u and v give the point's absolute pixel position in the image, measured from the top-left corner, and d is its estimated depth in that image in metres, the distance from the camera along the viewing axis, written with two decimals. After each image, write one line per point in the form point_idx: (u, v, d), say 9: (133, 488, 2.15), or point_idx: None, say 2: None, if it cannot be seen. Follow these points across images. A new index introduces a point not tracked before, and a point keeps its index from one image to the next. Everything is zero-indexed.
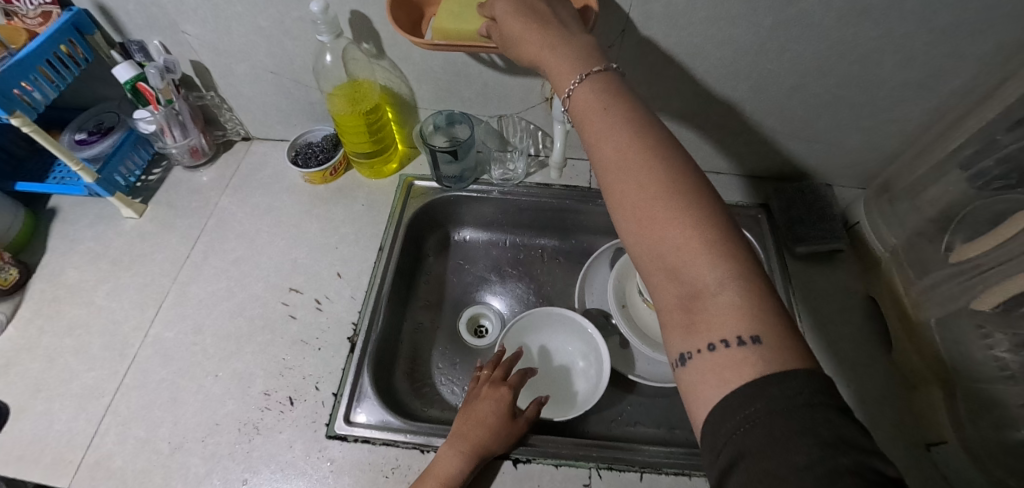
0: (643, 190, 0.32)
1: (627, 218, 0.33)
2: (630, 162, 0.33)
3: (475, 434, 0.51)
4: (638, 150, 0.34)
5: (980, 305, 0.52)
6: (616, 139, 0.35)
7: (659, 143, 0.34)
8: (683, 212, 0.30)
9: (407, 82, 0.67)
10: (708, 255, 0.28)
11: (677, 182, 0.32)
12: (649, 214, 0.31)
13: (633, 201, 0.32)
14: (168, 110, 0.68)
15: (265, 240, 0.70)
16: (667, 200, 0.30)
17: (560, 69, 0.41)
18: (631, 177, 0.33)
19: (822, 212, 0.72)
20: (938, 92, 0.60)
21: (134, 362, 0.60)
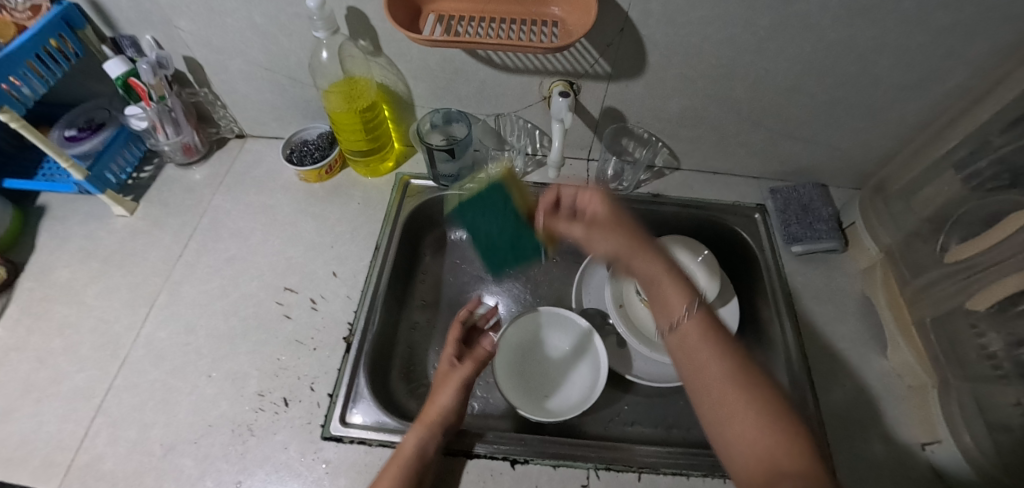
0: (731, 387, 0.38)
1: (714, 405, 0.38)
2: (711, 349, 0.41)
3: (431, 414, 0.52)
4: (716, 342, 0.41)
5: (976, 305, 0.53)
6: (703, 351, 0.41)
7: (728, 342, 0.42)
8: (763, 413, 0.36)
9: (404, 80, 0.66)
10: (780, 455, 0.33)
11: (759, 390, 0.37)
12: (727, 398, 0.38)
13: (720, 400, 0.38)
14: (161, 106, 0.67)
15: (260, 238, 0.69)
16: (748, 410, 0.36)
17: (672, 291, 0.47)
18: (707, 352, 0.41)
19: (817, 212, 0.72)
20: (933, 94, 0.60)
21: (125, 363, 0.59)
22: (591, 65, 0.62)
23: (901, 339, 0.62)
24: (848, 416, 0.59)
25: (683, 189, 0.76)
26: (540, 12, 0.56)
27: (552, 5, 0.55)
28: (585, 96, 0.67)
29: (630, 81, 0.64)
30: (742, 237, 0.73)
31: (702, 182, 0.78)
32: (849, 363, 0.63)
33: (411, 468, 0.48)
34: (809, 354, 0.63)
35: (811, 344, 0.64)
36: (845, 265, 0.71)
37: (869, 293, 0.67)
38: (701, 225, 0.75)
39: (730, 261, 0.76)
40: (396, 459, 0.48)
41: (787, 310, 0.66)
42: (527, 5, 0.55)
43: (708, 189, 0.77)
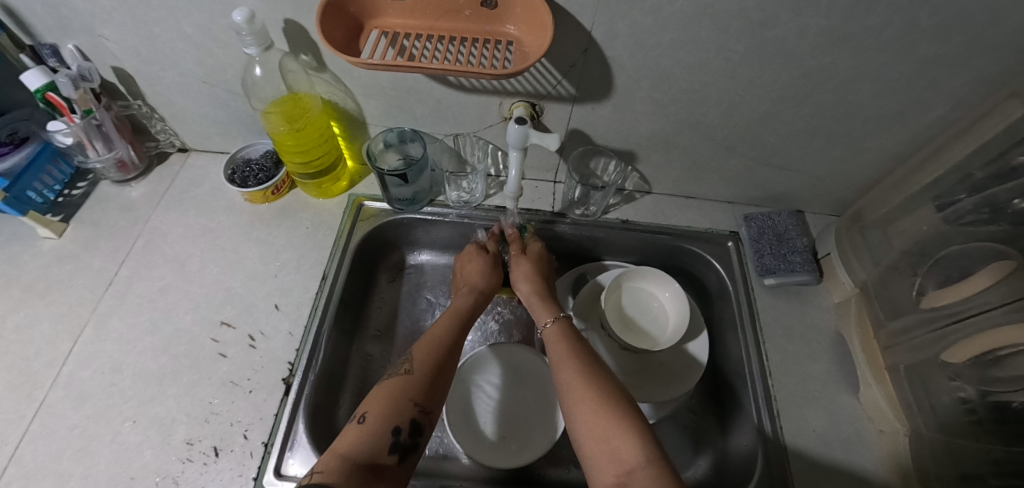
0: (579, 375, 0.45)
1: (570, 409, 0.44)
2: (566, 351, 0.49)
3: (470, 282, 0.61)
4: (571, 350, 0.49)
5: (951, 357, 0.51)
6: (568, 369, 0.47)
7: (584, 349, 0.50)
8: (601, 399, 0.42)
9: (353, 96, 0.61)
10: (620, 450, 0.37)
11: (598, 384, 0.44)
12: (578, 387, 0.44)
13: (568, 388, 0.45)
14: (88, 121, 0.61)
15: (197, 266, 0.65)
16: (593, 402, 0.42)
17: (543, 312, 0.57)
18: (560, 354, 0.49)
19: (791, 242, 0.69)
20: (913, 125, 0.57)
21: (43, 407, 0.54)
22: (554, 87, 0.57)
23: (874, 382, 0.59)
24: (819, 465, 0.55)
25: (654, 215, 0.73)
26: (494, 30, 0.50)
27: (507, 23, 0.50)
28: (549, 119, 0.62)
29: (595, 104, 0.59)
30: (714, 267, 0.69)
31: (674, 206, 0.74)
32: (821, 404, 0.59)
33: (460, 316, 0.55)
34: (779, 396, 0.60)
35: (783, 385, 0.60)
36: (820, 298, 0.68)
37: (842, 330, 0.64)
38: (672, 253, 0.72)
39: (699, 290, 0.73)
40: (446, 313, 0.56)
41: (758, 348, 0.62)
42: (480, 22, 0.50)
43: (678, 214, 0.73)
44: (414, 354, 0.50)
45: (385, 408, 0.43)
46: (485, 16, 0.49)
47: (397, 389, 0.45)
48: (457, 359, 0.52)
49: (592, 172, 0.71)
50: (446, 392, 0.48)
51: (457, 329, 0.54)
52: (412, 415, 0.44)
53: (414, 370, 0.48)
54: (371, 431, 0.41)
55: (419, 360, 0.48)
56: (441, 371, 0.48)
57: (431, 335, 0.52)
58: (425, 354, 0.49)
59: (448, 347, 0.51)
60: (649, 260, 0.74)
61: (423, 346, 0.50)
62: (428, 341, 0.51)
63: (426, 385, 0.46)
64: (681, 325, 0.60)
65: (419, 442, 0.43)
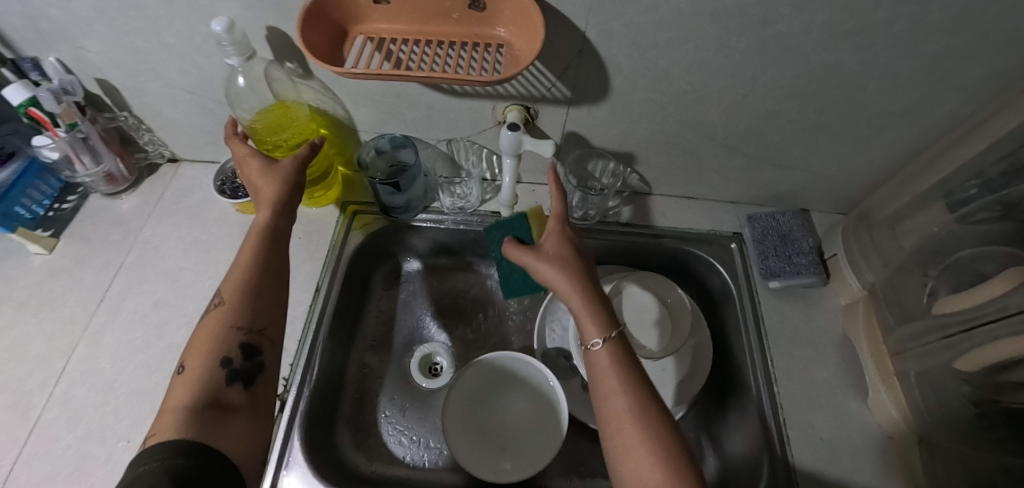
0: (631, 417, 0.38)
1: (615, 449, 0.38)
2: (617, 380, 0.41)
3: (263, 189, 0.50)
4: (622, 371, 0.42)
5: (964, 365, 0.49)
6: (620, 405, 0.39)
7: (636, 370, 0.42)
8: (657, 453, 0.36)
9: (342, 103, 0.60)
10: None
11: (653, 419, 0.38)
12: (627, 422, 0.38)
13: (617, 425, 0.39)
14: (73, 135, 0.60)
15: (189, 280, 0.64)
16: (649, 455, 0.36)
17: (587, 317, 0.46)
18: (608, 380, 0.41)
19: (797, 243, 0.67)
20: (924, 121, 0.55)
21: (36, 428, 0.53)
22: (548, 89, 0.55)
23: (883, 387, 0.56)
24: (829, 475, 0.54)
25: (654, 217, 0.71)
26: (484, 33, 0.48)
27: (497, 25, 0.47)
28: (544, 122, 0.60)
29: (592, 106, 0.57)
30: (716, 270, 0.67)
31: (675, 208, 0.72)
32: (829, 411, 0.58)
33: (269, 235, 0.49)
34: (786, 404, 0.58)
35: (789, 392, 0.59)
36: (827, 301, 0.66)
37: (850, 334, 0.62)
38: (673, 256, 0.70)
39: (702, 293, 0.71)
40: (251, 234, 0.49)
41: (764, 354, 0.61)
42: (468, 25, 0.48)
43: (679, 216, 0.71)
44: (223, 286, 0.45)
45: (213, 349, 0.41)
46: (474, 19, 0.47)
47: (213, 336, 0.42)
48: (283, 264, 0.48)
49: (590, 174, 0.69)
50: (279, 305, 0.46)
51: (268, 244, 0.48)
52: (239, 341, 0.42)
53: (226, 300, 0.44)
54: (198, 375, 0.39)
55: (227, 289, 0.45)
56: (260, 293, 0.45)
57: (241, 261, 0.47)
58: (234, 289, 0.44)
59: (259, 266, 0.46)
60: (650, 264, 0.72)
61: (230, 279, 0.45)
62: (238, 270, 0.46)
63: (248, 308, 0.44)
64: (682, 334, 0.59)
65: (259, 362, 0.42)
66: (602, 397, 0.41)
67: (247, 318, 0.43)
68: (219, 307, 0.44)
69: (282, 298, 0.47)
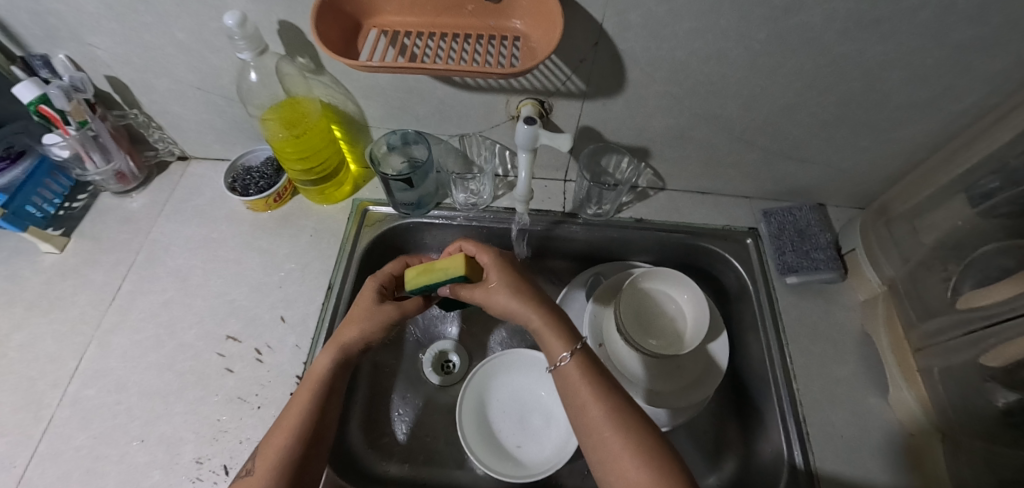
0: (608, 423, 0.40)
1: (597, 458, 0.40)
2: (590, 390, 0.43)
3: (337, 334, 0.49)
4: (593, 384, 0.43)
5: (991, 361, 0.48)
6: (596, 412, 0.41)
7: (609, 384, 0.44)
8: (638, 451, 0.38)
9: (354, 99, 0.59)
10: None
11: (629, 423, 0.40)
12: (609, 434, 0.40)
13: (597, 435, 0.40)
14: (83, 132, 0.60)
15: (200, 279, 0.63)
16: (632, 454, 0.38)
17: (552, 338, 0.47)
18: (584, 393, 0.43)
19: (814, 239, 0.66)
20: (946, 112, 0.54)
21: (50, 428, 0.53)
22: (563, 83, 0.54)
23: (904, 384, 0.56)
24: (850, 473, 0.53)
25: (668, 212, 0.70)
26: (499, 25, 0.48)
27: (513, 17, 0.47)
28: (558, 116, 0.60)
29: (607, 100, 0.56)
30: (732, 265, 0.66)
31: (689, 203, 0.71)
32: (849, 409, 0.57)
33: (321, 388, 0.46)
34: (805, 400, 0.57)
35: (808, 389, 0.58)
36: (846, 296, 0.65)
37: (869, 330, 0.61)
38: (688, 252, 0.69)
39: (717, 290, 0.70)
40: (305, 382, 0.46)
41: (783, 350, 0.60)
42: (483, 17, 0.47)
43: (694, 211, 0.70)
44: (260, 450, 0.42)
45: (266, 480, 0.40)
46: (489, 11, 0.46)
47: (263, 476, 0.40)
48: (331, 407, 0.46)
49: (603, 169, 0.68)
50: (329, 412, 0.45)
51: (317, 403, 0.45)
52: (292, 453, 0.41)
53: (257, 469, 0.41)
54: (258, 486, 0.39)
55: (280, 432, 0.43)
56: (319, 419, 0.44)
57: (297, 399, 0.45)
58: (293, 420, 0.43)
59: (320, 396, 0.45)
60: (664, 259, 0.71)
61: (271, 439, 0.42)
62: (298, 402, 0.45)
63: (292, 454, 0.41)
64: (700, 330, 0.59)
65: (311, 462, 0.42)
66: (579, 412, 0.43)
67: (296, 459, 0.41)
68: (275, 433, 0.43)
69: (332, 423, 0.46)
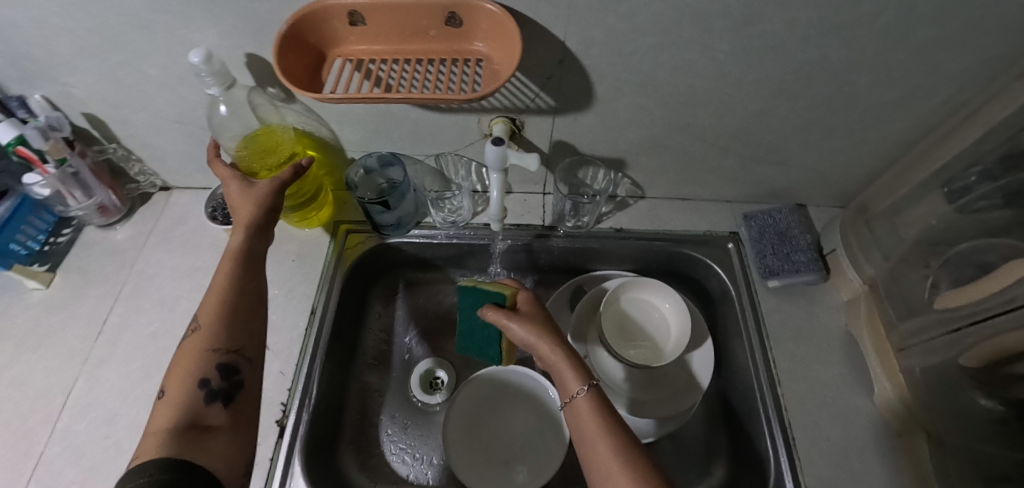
0: (617, 461, 0.37)
1: None
2: (599, 428, 0.40)
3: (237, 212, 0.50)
4: (603, 424, 0.40)
5: (970, 361, 0.48)
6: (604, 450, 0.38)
7: (622, 426, 0.41)
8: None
9: (327, 125, 0.59)
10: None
11: (637, 463, 0.37)
12: (614, 472, 0.37)
13: (605, 475, 0.37)
14: (63, 170, 0.61)
15: (185, 308, 0.64)
16: None
17: (565, 370, 0.46)
18: (591, 429, 0.41)
19: (795, 241, 0.66)
20: (916, 111, 0.54)
21: (40, 464, 0.53)
22: (532, 100, 0.55)
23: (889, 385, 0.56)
24: (839, 477, 0.53)
25: (649, 220, 0.70)
26: (463, 49, 0.48)
27: (475, 40, 0.47)
28: (531, 132, 0.60)
29: (579, 114, 0.57)
30: (715, 271, 0.66)
31: (670, 210, 0.71)
32: (836, 411, 0.57)
33: (240, 258, 0.48)
34: (791, 404, 0.57)
35: (794, 392, 0.58)
36: (829, 297, 0.65)
37: (853, 330, 0.61)
38: (671, 259, 0.69)
39: (701, 295, 0.70)
40: (223, 258, 0.48)
41: (766, 355, 0.60)
42: (446, 42, 0.48)
43: (674, 218, 0.70)
44: (199, 313, 0.44)
45: (212, 326, 0.43)
46: (453, 35, 0.47)
47: (208, 327, 0.43)
48: (260, 272, 0.49)
49: (581, 181, 0.68)
50: (258, 317, 0.46)
51: (238, 268, 0.47)
52: (218, 359, 0.42)
53: (201, 323, 0.43)
54: (178, 399, 0.39)
55: (205, 314, 0.44)
56: (248, 273, 0.48)
57: (220, 271, 0.47)
58: (224, 280, 0.46)
59: (245, 257, 0.49)
60: (647, 267, 0.71)
61: (201, 317, 0.44)
62: (221, 272, 0.47)
63: (224, 327, 0.43)
64: (684, 335, 0.58)
65: (239, 381, 0.42)
66: (586, 451, 0.40)
67: (230, 306, 0.45)
68: (205, 302, 0.45)
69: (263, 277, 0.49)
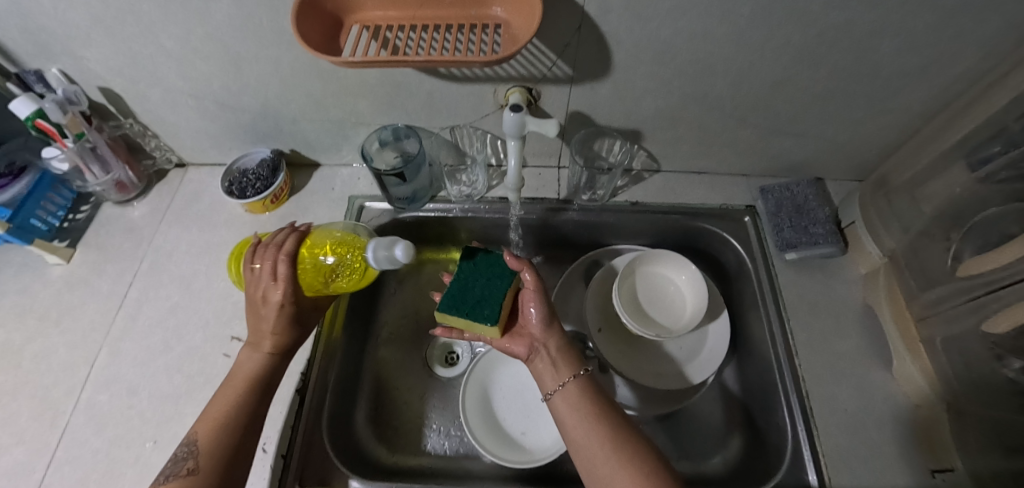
0: (606, 439, 0.43)
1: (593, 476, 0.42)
2: (583, 415, 0.46)
3: (259, 330, 0.50)
4: (590, 407, 0.46)
5: (993, 328, 0.47)
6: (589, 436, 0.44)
7: (608, 406, 0.47)
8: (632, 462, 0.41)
9: (342, 98, 0.59)
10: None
11: (623, 437, 0.43)
12: (599, 449, 0.43)
13: (595, 457, 0.43)
14: (80, 144, 0.61)
15: (203, 283, 0.64)
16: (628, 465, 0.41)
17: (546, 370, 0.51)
18: (577, 415, 0.46)
19: (813, 214, 0.65)
20: (942, 79, 0.53)
21: (66, 433, 0.55)
22: (549, 69, 0.54)
23: (908, 356, 0.56)
24: (856, 447, 0.53)
25: (664, 194, 0.69)
26: (480, 14, 0.47)
27: (493, 5, 0.46)
28: (547, 104, 0.59)
29: (595, 84, 0.56)
30: (731, 245, 0.66)
31: (686, 184, 0.71)
32: (853, 383, 0.57)
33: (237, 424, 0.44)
34: (808, 376, 0.57)
35: (811, 364, 0.58)
36: (847, 271, 0.64)
37: (872, 302, 0.61)
38: (686, 234, 0.69)
39: (716, 270, 0.70)
40: (234, 383, 0.47)
41: (783, 327, 0.59)
42: (464, 7, 0.47)
43: (690, 191, 0.70)
44: (197, 448, 0.42)
45: (212, 470, 0.41)
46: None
47: (207, 469, 0.41)
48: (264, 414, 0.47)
49: (596, 154, 0.68)
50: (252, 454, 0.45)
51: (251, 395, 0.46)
52: None
53: (200, 467, 0.41)
54: None
55: (205, 454, 0.42)
56: (252, 411, 0.46)
57: (223, 393, 0.47)
58: (225, 413, 0.44)
59: (255, 384, 0.47)
60: (662, 241, 0.71)
61: (209, 435, 0.43)
62: (218, 404, 0.46)
63: (219, 472, 0.41)
64: (699, 310, 0.58)
65: None
66: (573, 438, 0.45)
67: (227, 444, 0.43)
68: (205, 424, 0.44)
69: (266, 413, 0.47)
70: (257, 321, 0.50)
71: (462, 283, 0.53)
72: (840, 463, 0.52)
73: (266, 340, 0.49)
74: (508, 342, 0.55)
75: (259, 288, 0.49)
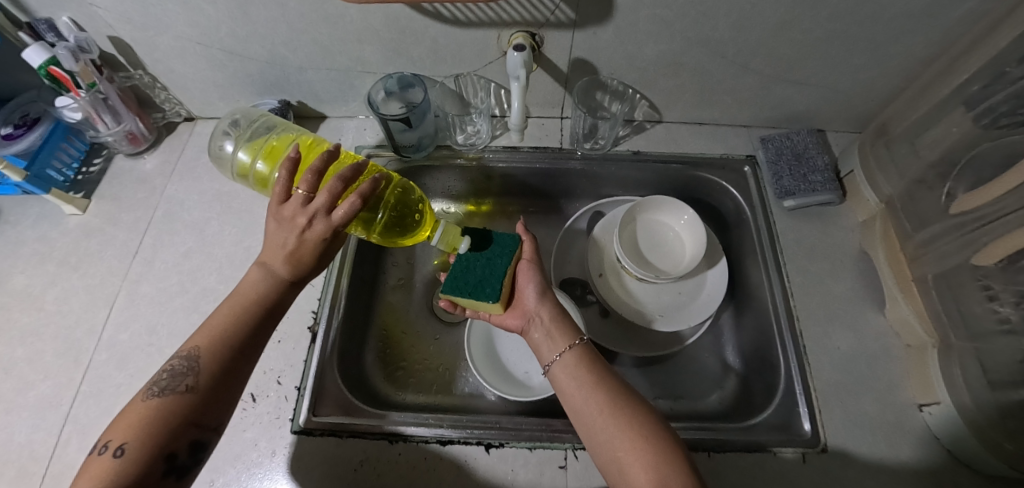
0: (588, 384, 0.45)
1: (577, 415, 0.44)
2: (567, 364, 0.47)
3: (275, 248, 0.46)
4: (591, 376, 0.46)
5: (982, 260, 0.49)
6: (573, 380, 0.46)
7: (605, 373, 0.46)
8: (612, 400, 0.43)
9: (350, 45, 0.60)
10: (662, 478, 0.37)
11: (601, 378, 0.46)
12: (590, 405, 0.43)
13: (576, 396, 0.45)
14: (93, 94, 0.62)
15: (215, 230, 0.66)
16: (608, 403, 0.43)
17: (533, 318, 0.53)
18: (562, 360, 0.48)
19: (812, 161, 0.66)
20: (945, 20, 0.53)
21: (90, 368, 0.57)
22: (552, 13, 0.54)
23: (902, 298, 0.57)
24: (845, 382, 0.55)
25: (666, 144, 0.71)
26: None
27: None
28: (550, 49, 0.60)
29: (597, 28, 0.56)
30: (730, 193, 0.67)
31: (687, 135, 0.72)
32: (846, 324, 0.58)
33: (232, 344, 0.43)
34: (802, 316, 0.59)
35: (805, 305, 0.60)
36: (844, 218, 0.66)
37: (867, 247, 0.62)
38: (686, 183, 0.70)
39: (716, 219, 0.71)
40: (235, 296, 0.46)
41: (779, 268, 0.61)
42: None
43: (691, 142, 0.71)
44: (196, 363, 0.42)
45: (206, 390, 0.41)
46: None
47: (203, 390, 0.41)
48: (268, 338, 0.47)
49: (598, 104, 0.69)
50: (242, 382, 0.44)
51: (253, 321, 0.45)
52: (191, 431, 0.40)
53: (197, 386, 0.41)
54: (139, 452, 0.37)
55: (205, 372, 0.41)
56: (252, 337, 0.45)
57: (225, 309, 0.45)
58: (226, 328, 0.44)
59: (264, 304, 0.46)
60: (662, 191, 0.72)
61: (211, 353, 0.42)
62: (218, 319, 0.45)
63: (210, 399, 0.41)
64: (698, 251, 0.60)
65: (199, 460, 0.41)
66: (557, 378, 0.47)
67: (226, 364, 0.42)
68: (204, 336, 0.43)
69: (267, 341, 0.46)
70: (278, 236, 0.45)
71: (464, 264, 0.53)
72: (829, 396, 0.54)
73: (278, 263, 0.46)
74: (505, 315, 0.54)
75: (296, 212, 0.44)
